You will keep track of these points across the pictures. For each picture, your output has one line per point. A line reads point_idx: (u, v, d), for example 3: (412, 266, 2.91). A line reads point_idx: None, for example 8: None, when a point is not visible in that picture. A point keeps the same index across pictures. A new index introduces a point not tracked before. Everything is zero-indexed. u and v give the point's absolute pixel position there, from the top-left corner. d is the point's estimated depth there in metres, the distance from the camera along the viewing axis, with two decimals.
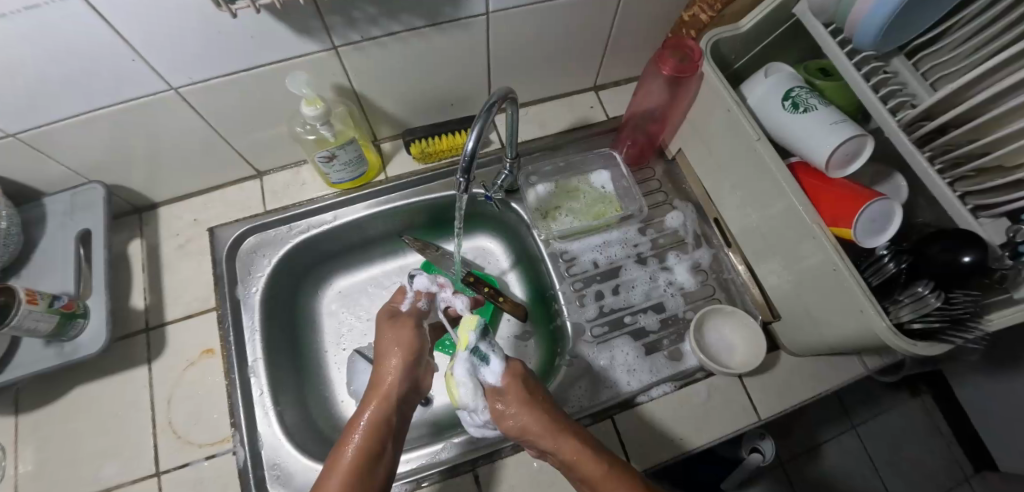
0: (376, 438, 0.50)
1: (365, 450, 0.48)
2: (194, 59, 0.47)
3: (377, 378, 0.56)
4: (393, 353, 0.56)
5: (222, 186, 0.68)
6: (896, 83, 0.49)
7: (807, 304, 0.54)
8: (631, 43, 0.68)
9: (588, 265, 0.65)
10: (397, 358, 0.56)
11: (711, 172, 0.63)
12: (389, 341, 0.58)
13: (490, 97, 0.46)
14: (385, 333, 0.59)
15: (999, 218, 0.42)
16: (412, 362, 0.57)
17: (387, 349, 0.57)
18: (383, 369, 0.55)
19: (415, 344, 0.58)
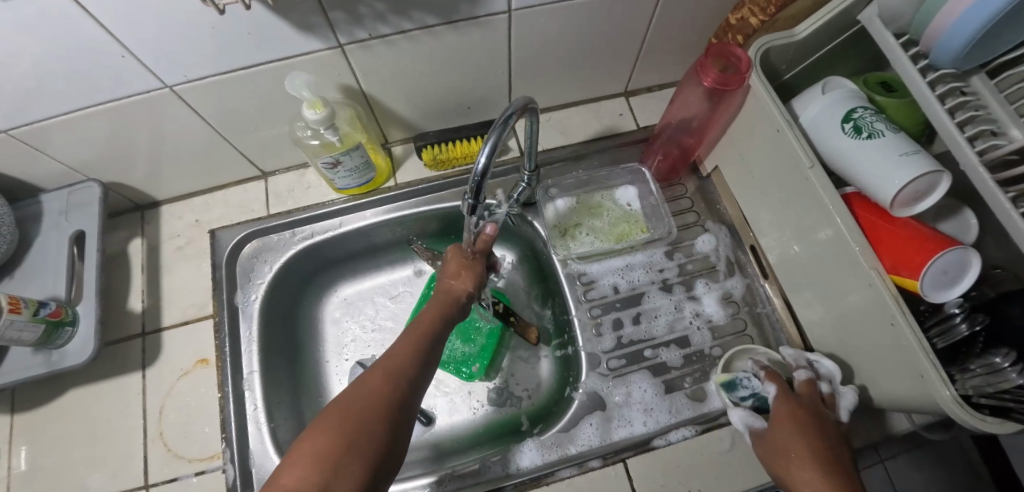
0: (430, 336, 0.43)
1: (411, 353, 0.40)
2: (188, 56, 0.43)
3: (444, 286, 0.51)
4: (458, 271, 0.52)
5: (226, 185, 0.65)
6: (973, 107, 0.42)
7: (853, 354, 0.48)
8: (668, 46, 0.62)
9: (608, 290, 0.59)
10: (469, 278, 0.51)
11: (751, 195, 0.56)
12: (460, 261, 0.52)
13: (507, 108, 0.41)
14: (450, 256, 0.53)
15: None
16: (477, 282, 0.52)
17: (453, 271, 0.52)
18: (450, 285, 0.51)
19: (483, 268, 0.53)
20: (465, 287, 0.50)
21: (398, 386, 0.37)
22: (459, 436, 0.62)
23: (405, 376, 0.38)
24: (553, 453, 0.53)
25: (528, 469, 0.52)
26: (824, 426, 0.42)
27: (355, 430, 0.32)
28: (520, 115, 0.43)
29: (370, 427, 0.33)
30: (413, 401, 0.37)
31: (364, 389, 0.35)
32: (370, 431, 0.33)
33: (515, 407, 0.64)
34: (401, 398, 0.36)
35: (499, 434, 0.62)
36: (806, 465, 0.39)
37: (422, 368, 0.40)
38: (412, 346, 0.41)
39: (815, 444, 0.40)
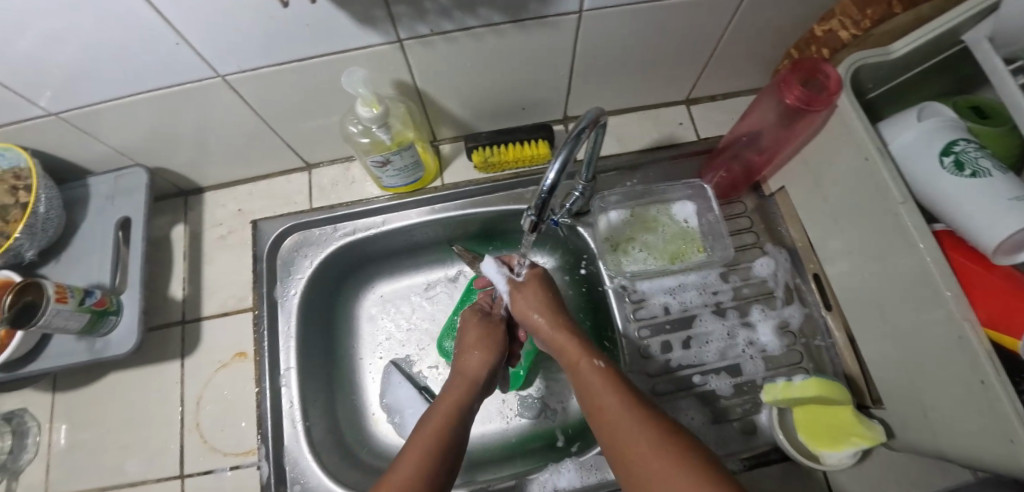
0: (455, 418, 0.42)
1: (427, 451, 0.37)
2: (243, 47, 0.41)
3: (460, 365, 0.50)
4: (473, 345, 0.52)
5: (269, 175, 0.64)
6: None
7: (925, 402, 0.44)
8: (739, 54, 0.58)
9: (658, 310, 0.57)
10: (485, 349, 0.51)
11: (822, 222, 0.53)
12: (478, 330, 0.54)
13: (580, 121, 0.38)
14: (467, 324, 0.55)
15: None
16: (496, 350, 0.52)
17: (471, 342, 0.52)
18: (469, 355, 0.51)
19: (501, 336, 0.54)
20: (480, 362, 0.50)
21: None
22: (492, 446, 0.61)
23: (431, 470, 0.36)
24: (592, 476, 0.52)
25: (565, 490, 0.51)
26: (619, 381, 0.42)
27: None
28: (591, 129, 0.39)
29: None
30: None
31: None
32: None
33: (550, 419, 0.63)
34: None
35: (533, 447, 0.61)
36: (627, 429, 0.37)
37: (443, 467, 0.37)
38: (428, 440, 0.38)
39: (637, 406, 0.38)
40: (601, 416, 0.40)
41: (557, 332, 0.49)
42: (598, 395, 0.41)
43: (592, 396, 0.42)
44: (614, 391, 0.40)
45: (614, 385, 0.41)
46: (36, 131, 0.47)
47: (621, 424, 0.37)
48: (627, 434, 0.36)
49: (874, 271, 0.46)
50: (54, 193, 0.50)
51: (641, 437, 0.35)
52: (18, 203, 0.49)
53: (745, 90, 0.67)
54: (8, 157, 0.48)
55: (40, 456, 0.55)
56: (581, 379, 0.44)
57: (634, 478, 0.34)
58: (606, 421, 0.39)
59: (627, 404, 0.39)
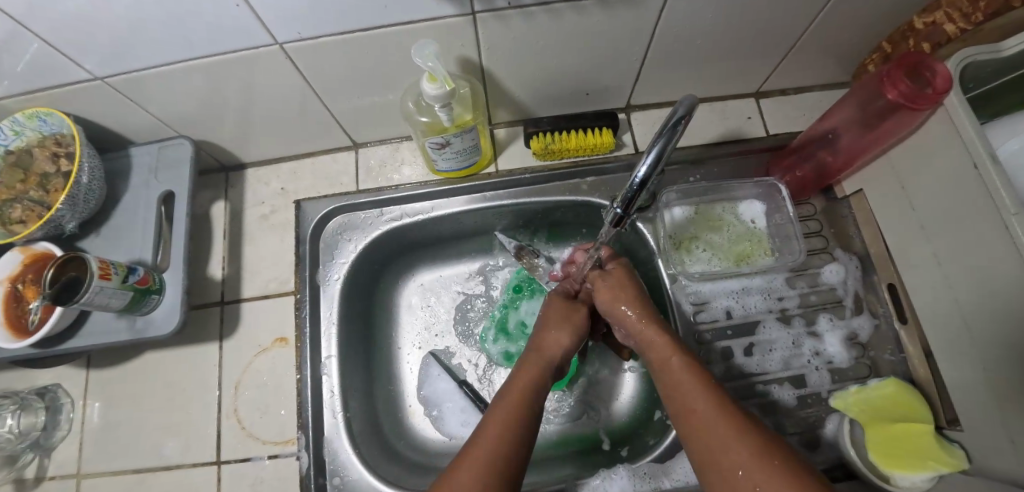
0: (528, 403, 0.39)
1: (506, 427, 0.36)
2: (308, 14, 0.38)
3: (537, 344, 0.47)
4: (556, 322, 0.48)
5: (314, 154, 0.61)
6: None
7: (1010, 430, 0.40)
8: (823, 46, 0.54)
9: (720, 313, 0.54)
10: (562, 332, 0.47)
11: (904, 231, 0.49)
12: (562, 310, 0.49)
13: (675, 109, 0.32)
14: (550, 301, 0.50)
15: None
16: (577, 332, 0.48)
17: (551, 322, 0.48)
18: (546, 334, 0.47)
19: (583, 317, 0.49)
20: (562, 341, 0.46)
21: (505, 466, 0.33)
22: (534, 446, 0.59)
23: (508, 453, 0.34)
24: (646, 485, 0.49)
25: None
26: (712, 384, 0.38)
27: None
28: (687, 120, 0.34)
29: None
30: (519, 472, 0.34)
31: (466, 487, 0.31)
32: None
33: (594, 421, 0.60)
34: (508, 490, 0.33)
35: (577, 450, 0.58)
36: (727, 441, 0.33)
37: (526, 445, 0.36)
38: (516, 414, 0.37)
39: (739, 419, 0.34)
40: (689, 420, 0.36)
41: (639, 320, 0.45)
42: (688, 397, 0.37)
43: (681, 398, 0.37)
44: (708, 394, 0.36)
45: (708, 389, 0.37)
46: (79, 96, 0.44)
47: (719, 435, 0.33)
48: (728, 446, 0.32)
49: (968, 285, 0.43)
50: (96, 163, 0.48)
51: (748, 454, 0.31)
52: (60, 171, 0.47)
53: (817, 85, 0.63)
54: (50, 123, 0.45)
55: (74, 434, 0.53)
56: (668, 378, 0.40)
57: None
58: (698, 428, 0.35)
59: (727, 414, 0.34)
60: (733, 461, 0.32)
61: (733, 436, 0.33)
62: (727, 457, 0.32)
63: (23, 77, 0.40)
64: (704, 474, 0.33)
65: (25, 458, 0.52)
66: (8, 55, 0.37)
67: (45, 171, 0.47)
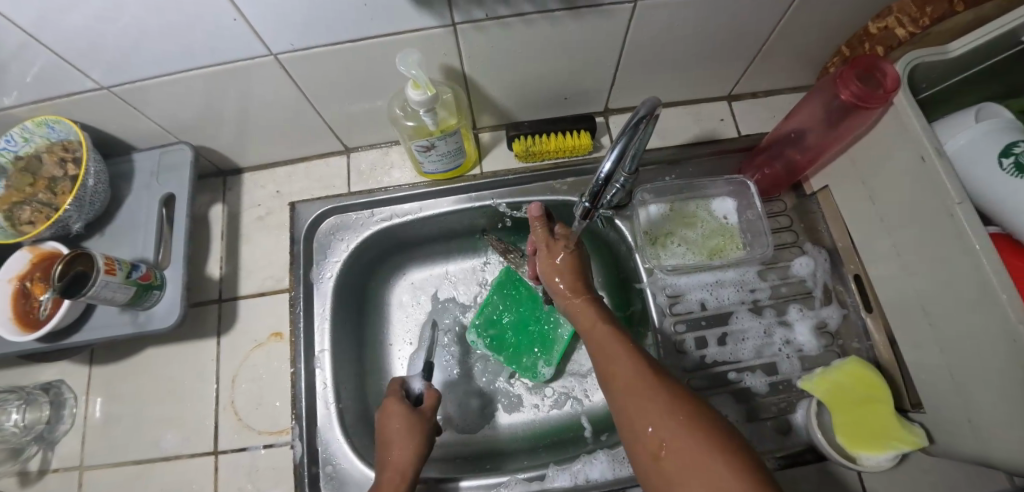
0: None
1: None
2: (299, 26, 0.41)
3: (386, 451, 0.47)
4: (396, 441, 0.47)
5: (308, 158, 0.64)
6: None
7: (972, 410, 0.44)
8: (786, 51, 0.57)
9: (695, 305, 0.57)
10: (403, 440, 0.47)
11: (867, 224, 0.52)
12: (404, 426, 0.48)
13: (638, 108, 0.36)
14: (389, 413, 0.50)
15: None
16: (426, 445, 0.48)
17: (393, 445, 0.47)
18: (391, 444, 0.47)
19: (430, 425, 0.50)
20: (412, 457, 0.46)
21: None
22: (516, 437, 0.61)
23: None
24: (625, 469, 0.52)
25: (598, 481, 0.52)
26: (636, 348, 0.40)
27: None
28: (649, 119, 0.38)
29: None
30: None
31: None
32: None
33: (576, 409, 0.62)
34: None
35: (561, 438, 0.60)
36: (644, 399, 0.35)
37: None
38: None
39: (659, 379, 0.36)
40: (614, 383, 0.38)
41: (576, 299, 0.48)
42: (614, 360, 0.39)
43: (607, 363, 0.40)
44: (633, 361, 0.38)
45: (632, 354, 0.39)
46: (86, 104, 0.47)
47: (639, 391, 0.36)
48: (644, 405, 0.34)
49: (924, 271, 0.46)
50: (102, 167, 0.51)
51: (663, 408, 0.33)
52: (67, 175, 0.50)
53: (787, 88, 0.66)
54: (58, 130, 0.48)
55: (77, 428, 0.55)
56: (599, 346, 0.42)
57: (648, 454, 0.33)
58: (620, 388, 0.37)
59: (649, 374, 0.36)
60: (647, 416, 0.34)
61: (652, 394, 0.35)
62: (642, 415, 0.34)
63: (36, 87, 0.43)
64: (624, 430, 0.36)
65: (28, 452, 0.54)
66: (23, 67, 0.41)
67: (54, 175, 0.50)
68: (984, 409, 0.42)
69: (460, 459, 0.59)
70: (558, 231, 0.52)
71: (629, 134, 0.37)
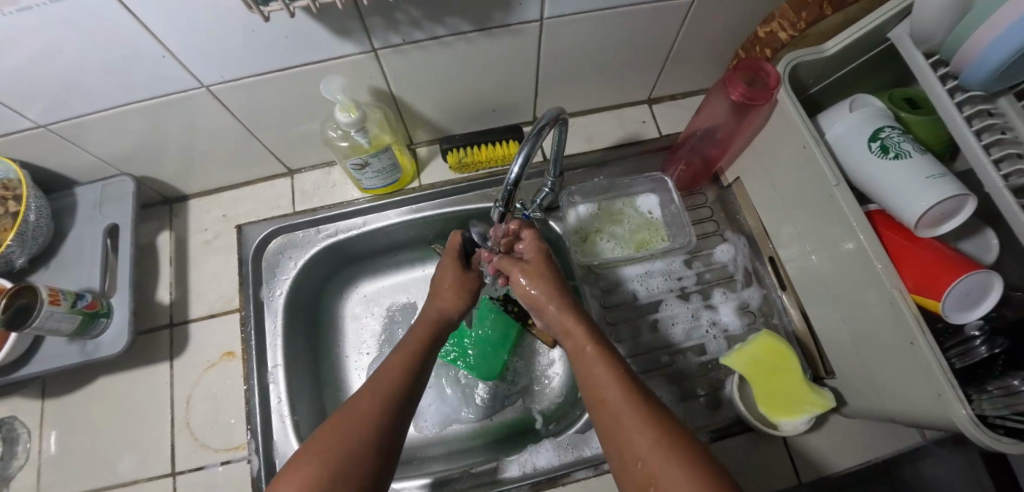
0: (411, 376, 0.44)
1: (397, 380, 0.43)
2: (226, 59, 0.44)
3: (443, 294, 0.54)
4: (449, 290, 0.55)
5: (252, 181, 0.66)
6: (1001, 128, 0.44)
7: (869, 369, 0.48)
8: (692, 57, 0.63)
9: (627, 296, 0.61)
10: (457, 287, 0.55)
11: (773, 210, 0.57)
12: (456, 279, 0.55)
13: (539, 120, 0.42)
14: (445, 266, 0.56)
15: None
16: (468, 300, 0.55)
17: (445, 290, 0.54)
18: (449, 290, 0.55)
19: (475, 285, 0.56)
20: (458, 305, 0.54)
21: (384, 410, 0.40)
22: (474, 435, 0.64)
23: (392, 405, 0.41)
24: (569, 454, 0.56)
25: (545, 468, 0.55)
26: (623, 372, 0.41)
27: (345, 465, 0.35)
28: (551, 126, 0.44)
29: (354, 476, 0.35)
30: (412, 398, 0.43)
31: (354, 420, 0.38)
32: (368, 451, 0.36)
33: (528, 404, 0.66)
34: (378, 435, 0.38)
35: (515, 432, 0.64)
36: (631, 430, 0.36)
37: (411, 388, 0.44)
38: (394, 376, 0.43)
39: (646, 407, 0.37)
40: (602, 410, 0.39)
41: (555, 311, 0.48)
42: (600, 389, 0.40)
43: (595, 388, 0.41)
44: (619, 387, 0.39)
45: (618, 378, 0.40)
46: (22, 144, 0.49)
47: (628, 423, 0.36)
48: (631, 437, 0.35)
49: (821, 250, 0.51)
50: (44, 201, 0.53)
51: (650, 442, 0.34)
52: (8, 212, 0.51)
53: (701, 89, 0.71)
54: None
55: (31, 462, 0.56)
56: (584, 369, 0.43)
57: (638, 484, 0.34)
58: (608, 416, 0.38)
59: (636, 405, 0.37)
60: (634, 449, 0.35)
61: (637, 424, 0.36)
62: (630, 447, 0.35)
63: None
64: (618, 467, 0.36)
65: None
66: None
67: None
68: (877, 369, 0.47)
69: (422, 460, 0.62)
70: (526, 252, 0.55)
71: (535, 141, 0.42)
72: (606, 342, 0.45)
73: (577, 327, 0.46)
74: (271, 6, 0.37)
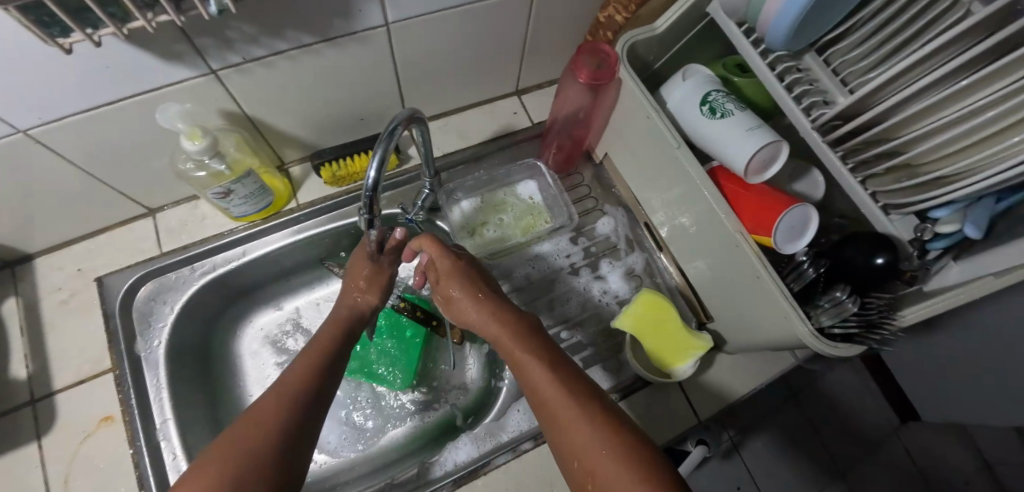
0: (323, 369, 0.45)
1: (307, 383, 0.42)
2: (42, 100, 0.39)
3: (353, 292, 0.54)
4: (363, 287, 0.54)
5: (109, 228, 0.61)
6: (808, 81, 0.50)
7: (737, 307, 0.54)
8: (548, 47, 0.66)
9: (521, 280, 0.65)
10: (367, 285, 0.54)
11: (638, 179, 0.61)
12: (369, 274, 0.54)
13: (393, 121, 0.43)
14: (356, 263, 0.54)
15: (908, 214, 0.46)
16: (384, 291, 0.55)
17: (357, 287, 0.54)
18: (359, 294, 0.54)
19: (391, 281, 0.56)
20: (371, 301, 0.54)
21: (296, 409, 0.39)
22: (398, 446, 0.64)
23: (301, 403, 0.40)
24: (488, 443, 0.57)
25: (465, 463, 0.56)
26: (568, 375, 0.42)
27: (253, 457, 0.34)
28: (409, 125, 0.45)
29: (267, 474, 0.34)
30: (322, 398, 0.43)
31: (264, 421, 0.37)
32: (273, 443, 0.36)
33: (449, 404, 0.67)
34: (289, 427, 0.38)
35: (439, 434, 0.65)
36: (575, 431, 0.37)
37: (323, 385, 0.43)
38: (305, 379, 0.42)
39: (589, 404, 0.39)
40: (546, 411, 0.40)
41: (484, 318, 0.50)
42: (544, 391, 0.41)
43: (538, 390, 0.42)
44: (562, 388, 0.40)
45: (561, 381, 0.41)
46: None
47: (567, 424, 0.38)
48: (575, 440, 0.37)
49: (681, 210, 0.55)
50: None
51: (591, 441, 0.36)
52: None
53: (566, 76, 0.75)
54: None
55: None
56: (526, 374, 0.44)
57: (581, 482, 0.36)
58: (553, 418, 0.39)
59: (577, 405, 0.39)
60: (576, 448, 0.37)
61: (579, 424, 0.37)
62: (571, 448, 0.37)
63: None
64: (563, 463, 0.38)
65: None
66: None
67: None
68: (740, 306, 0.53)
69: (344, 483, 0.60)
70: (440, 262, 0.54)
71: (391, 140, 0.42)
72: (550, 345, 0.47)
73: (514, 334, 0.47)
74: (70, 38, 0.34)
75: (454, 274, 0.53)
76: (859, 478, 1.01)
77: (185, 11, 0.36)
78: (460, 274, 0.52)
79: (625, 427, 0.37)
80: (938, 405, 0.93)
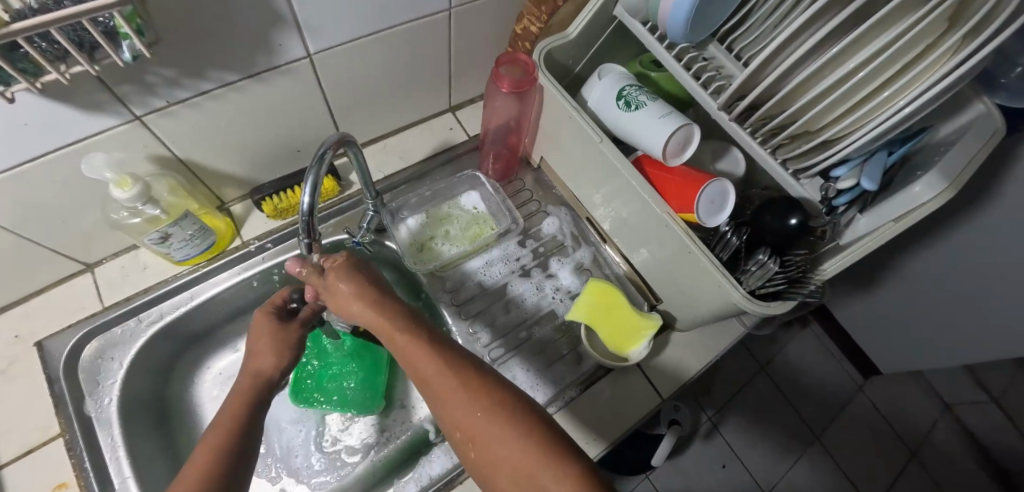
0: (235, 441, 0.40)
1: (214, 465, 0.37)
2: None
3: (256, 352, 0.49)
4: (265, 346, 0.50)
5: (44, 289, 0.59)
6: (714, 68, 0.53)
7: (679, 285, 0.56)
8: (474, 62, 0.69)
9: (475, 287, 0.67)
10: (271, 342, 0.50)
11: (573, 177, 0.64)
12: (273, 332, 0.51)
13: (322, 146, 0.43)
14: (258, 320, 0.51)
15: (814, 177, 0.49)
16: (290, 354, 0.51)
17: (260, 347, 0.49)
18: (259, 354, 0.49)
19: (300, 334, 0.53)
20: (277, 360, 0.49)
21: (218, 474, 0.37)
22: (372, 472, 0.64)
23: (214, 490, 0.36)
24: None
25: (439, 475, 0.56)
26: (443, 348, 0.43)
27: None
28: (339, 149, 0.45)
29: None
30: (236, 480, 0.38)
31: None
32: None
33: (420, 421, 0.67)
34: None
35: (413, 453, 0.65)
36: (458, 401, 0.38)
37: (239, 464, 0.39)
38: (215, 450, 0.38)
39: (470, 376, 0.40)
40: (429, 386, 0.40)
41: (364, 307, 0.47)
42: (424, 369, 0.41)
43: (418, 367, 0.42)
44: (441, 362, 0.41)
45: (437, 354, 0.42)
46: None
47: (449, 396, 0.39)
48: (458, 408, 0.38)
49: (614, 200, 0.58)
50: None
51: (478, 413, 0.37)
52: None
53: None
54: None
55: None
56: (405, 353, 0.43)
57: (466, 446, 0.37)
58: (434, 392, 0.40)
59: (456, 376, 0.39)
60: (460, 418, 0.38)
61: (461, 395, 0.38)
62: (455, 416, 0.38)
63: None
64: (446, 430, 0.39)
65: None
66: None
67: None
68: (681, 283, 0.55)
69: None
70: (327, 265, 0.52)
71: (319, 163, 0.43)
72: (424, 323, 0.46)
73: (392, 316, 0.46)
74: None
75: (338, 269, 0.49)
76: (835, 436, 1.05)
77: (99, 59, 0.36)
78: (343, 266, 0.50)
79: (535, 409, 0.38)
80: (890, 355, 0.99)
